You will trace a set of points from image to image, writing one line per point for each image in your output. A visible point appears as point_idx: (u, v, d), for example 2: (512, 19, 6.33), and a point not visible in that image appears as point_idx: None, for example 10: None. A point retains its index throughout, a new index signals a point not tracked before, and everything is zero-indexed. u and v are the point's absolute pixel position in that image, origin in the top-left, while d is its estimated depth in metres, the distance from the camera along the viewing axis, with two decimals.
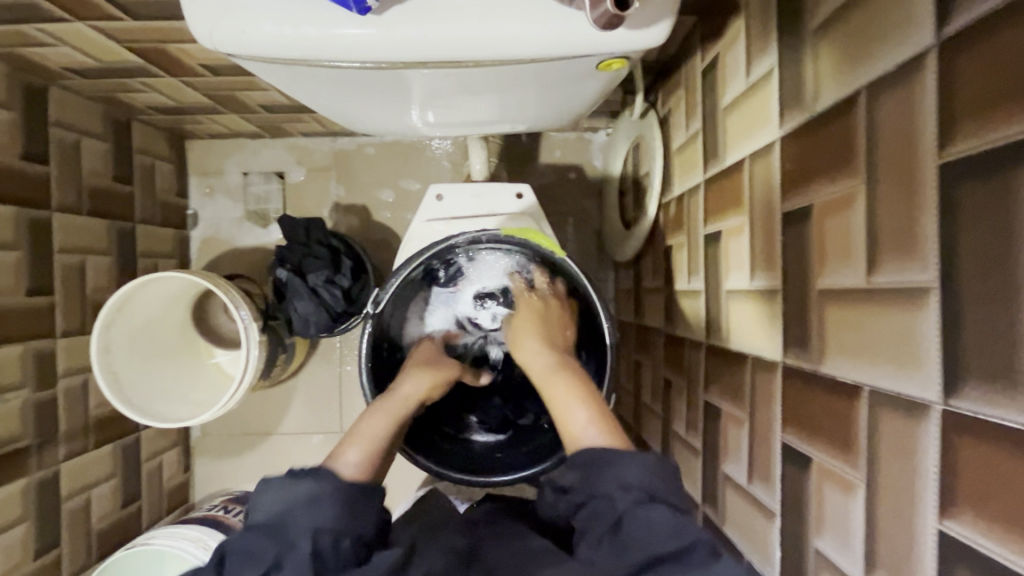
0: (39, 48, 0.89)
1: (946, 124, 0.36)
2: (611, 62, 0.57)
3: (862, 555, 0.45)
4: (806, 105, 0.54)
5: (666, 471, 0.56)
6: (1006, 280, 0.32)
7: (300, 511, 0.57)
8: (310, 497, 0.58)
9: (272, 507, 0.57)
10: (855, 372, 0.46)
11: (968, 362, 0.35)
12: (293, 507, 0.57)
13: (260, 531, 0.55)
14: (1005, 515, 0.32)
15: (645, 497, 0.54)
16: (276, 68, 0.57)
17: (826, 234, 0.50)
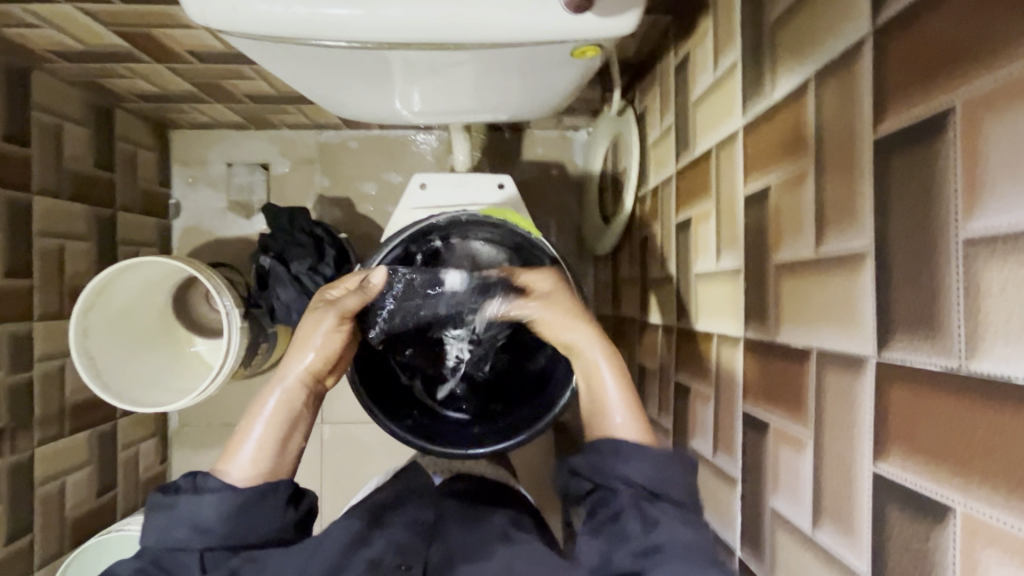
0: (23, 29, 0.90)
1: (881, 102, 0.40)
2: (585, 50, 0.60)
3: (810, 507, 0.48)
4: (765, 93, 0.58)
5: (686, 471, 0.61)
6: (929, 235, 0.36)
7: (182, 533, 0.57)
8: (190, 518, 0.57)
9: (157, 530, 0.57)
10: (806, 337, 0.49)
11: (897, 316, 0.38)
12: (174, 528, 0.57)
13: (148, 558, 0.57)
14: (925, 451, 0.35)
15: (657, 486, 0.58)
16: (264, 46, 0.59)
17: (782, 212, 0.54)
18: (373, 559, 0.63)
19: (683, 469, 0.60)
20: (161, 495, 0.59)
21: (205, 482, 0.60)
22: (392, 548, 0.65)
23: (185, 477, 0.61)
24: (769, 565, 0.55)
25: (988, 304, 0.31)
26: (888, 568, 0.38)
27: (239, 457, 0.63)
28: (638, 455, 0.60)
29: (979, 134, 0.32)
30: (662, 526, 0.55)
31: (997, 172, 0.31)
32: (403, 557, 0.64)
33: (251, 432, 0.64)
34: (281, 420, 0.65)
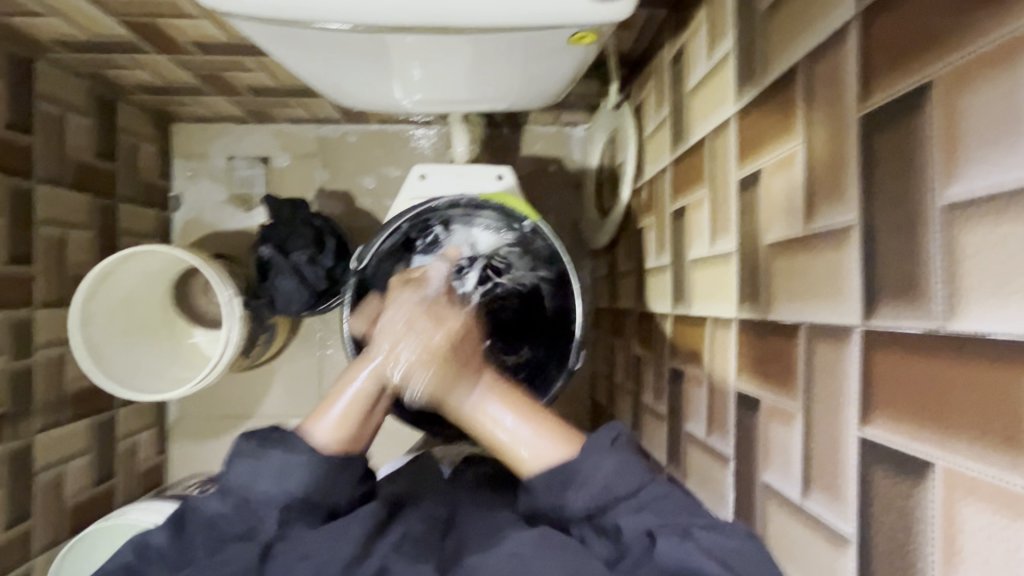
0: (28, 18, 0.91)
1: (865, 82, 0.42)
2: (583, 35, 0.62)
3: (800, 477, 0.49)
4: (757, 79, 0.59)
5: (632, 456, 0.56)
6: (910, 205, 0.37)
7: (266, 483, 0.56)
8: (277, 471, 0.56)
9: (243, 473, 0.56)
10: (796, 313, 0.51)
11: (881, 285, 0.40)
12: (260, 476, 0.56)
13: (228, 499, 0.56)
14: (907, 411, 0.37)
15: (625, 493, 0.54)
16: (269, 29, 0.61)
17: (773, 192, 0.55)
18: (395, 543, 0.55)
19: (636, 459, 0.56)
20: (251, 442, 0.58)
21: (295, 441, 0.59)
22: (409, 535, 0.57)
23: (277, 431, 0.60)
24: (761, 538, 0.56)
25: (967, 266, 0.33)
26: (875, 529, 0.39)
27: (328, 417, 0.62)
28: (593, 466, 0.54)
29: (956, 106, 0.34)
30: (624, 529, 0.52)
31: (974, 139, 0.32)
32: (422, 546, 0.56)
33: (341, 397, 0.63)
34: (371, 395, 0.64)
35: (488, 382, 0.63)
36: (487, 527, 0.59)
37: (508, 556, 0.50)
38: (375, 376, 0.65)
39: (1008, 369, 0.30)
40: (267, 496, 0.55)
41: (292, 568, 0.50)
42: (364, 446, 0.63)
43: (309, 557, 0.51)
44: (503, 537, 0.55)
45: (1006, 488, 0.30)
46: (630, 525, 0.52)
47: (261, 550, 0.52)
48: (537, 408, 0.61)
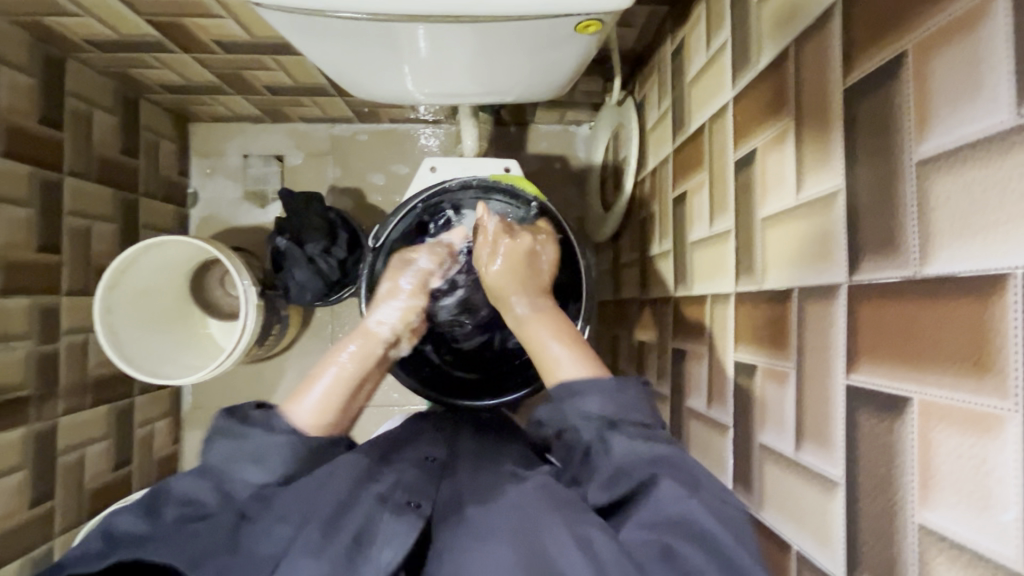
0: (63, 17, 0.96)
1: (848, 57, 0.45)
2: (588, 24, 0.66)
3: (793, 432, 0.52)
4: (752, 64, 0.63)
5: (627, 393, 0.59)
6: (888, 165, 0.41)
7: (244, 465, 0.57)
8: (255, 451, 0.57)
9: (223, 454, 0.57)
10: (788, 278, 0.54)
11: (863, 242, 0.43)
12: (238, 458, 0.57)
13: (206, 476, 0.56)
14: (887, 355, 0.40)
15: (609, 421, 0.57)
16: (295, 19, 0.65)
17: (766, 168, 0.59)
18: (382, 494, 0.56)
19: (627, 392, 0.59)
20: (228, 422, 0.59)
21: (279, 420, 0.60)
22: (399, 485, 0.58)
23: (257, 409, 0.62)
24: (758, 497, 0.59)
25: (939, 214, 0.36)
26: (860, 468, 0.42)
27: (306, 401, 0.65)
28: (583, 395, 0.59)
29: (926, 70, 0.37)
30: (618, 452, 0.54)
31: (943, 98, 0.36)
32: (411, 494, 0.57)
33: (321, 380, 0.68)
34: (351, 373, 0.70)
35: (539, 313, 0.74)
36: (490, 478, 0.61)
37: (507, 516, 0.53)
38: (360, 359, 0.73)
39: (977, 302, 0.33)
40: (247, 476, 0.57)
41: (269, 530, 0.54)
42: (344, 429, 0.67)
43: (288, 518, 0.55)
44: (503, 491, 0.57)
45: (976, 410, 0.33)
46: (622, 451, 0.54)
47: (236, 518, 0.55)
48: (581, 343, 0.69)
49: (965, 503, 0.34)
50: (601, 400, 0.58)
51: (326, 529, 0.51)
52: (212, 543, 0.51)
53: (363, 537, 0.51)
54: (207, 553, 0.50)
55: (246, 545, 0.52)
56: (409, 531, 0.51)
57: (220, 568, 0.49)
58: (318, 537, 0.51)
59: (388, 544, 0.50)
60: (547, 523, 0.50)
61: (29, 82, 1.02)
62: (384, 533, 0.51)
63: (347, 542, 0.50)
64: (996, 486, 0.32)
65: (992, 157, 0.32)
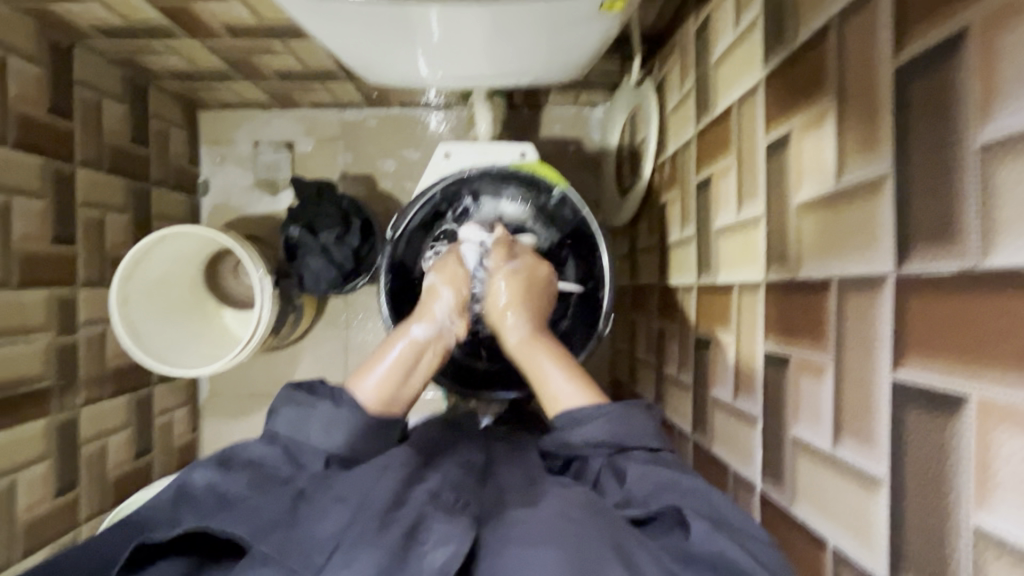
0: (69, 4, 0.94)
1: (900, 34, 0.43)
2: (613, 2, 0.63)
3: (830, 427, 0.51)
4: (787, 41, 0.60)
5: (629, 412, 0.62)
6: (945, 149, 0.38)
7: (309, 430, 0.61)
8: (323, 421, 0.62)
9: (290, 421, 0.62)
10: (826, 268, 0.52)
11: (914, 233, 0.41)
12: (307, 423, 0.61)
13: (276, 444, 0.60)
14: (941, 350, 0.38)
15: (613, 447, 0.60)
16: (308, 2, 0.63)
17: (803, 152, 0.56)
18: (432, 492, 0.53)
19: (641, 418, 0.62)
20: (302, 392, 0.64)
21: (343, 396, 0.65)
22: (447, 485, 0.56)
23: (324, 384, 0.66)
24: (790, 492, 0.57)
25: (1003, 203, 0.34)
26: (907, 467, 0.41)
27: (370, 379, 0.70)
28: (585, 422, 0.62)
29: (994, 46, 0.34)
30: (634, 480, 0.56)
31: (1012, 78, 0.33)
32: (460, 496, 0.55)
33: (383, 361, 0.71)
34: (412, 356, 0.73)
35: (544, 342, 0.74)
36: (526, 481, 0.60)
37: (557, 514, 0.49)
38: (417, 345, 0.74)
39: None
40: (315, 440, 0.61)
41: (325, 515, 0.49)
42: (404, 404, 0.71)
43: (344, 502, 0.51)
44: (543, 494, 0.54)
45: None
46: (634, 471, 0.56)
47: (296, 497, 0.52)
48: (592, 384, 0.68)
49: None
50: (612, 420, 0.61)
51: (382, 519, 0.48)
52: (274, 518, 0.49)
53: (416, 532, 0.47)
54: (274, 522, 0.49)
55: (304, 524, 0.49)
56: (463, 528, 0.48)
57: (281, 542, 0.47)
58: (375, 528, 0.47)
59: (444, 543, 0.47)
60: (607, 528, 0.48)
61: (37, 72, 1.00)
62: (437, 533, 0.48)
63: (402, 535, 0.46)
64: None
65: None
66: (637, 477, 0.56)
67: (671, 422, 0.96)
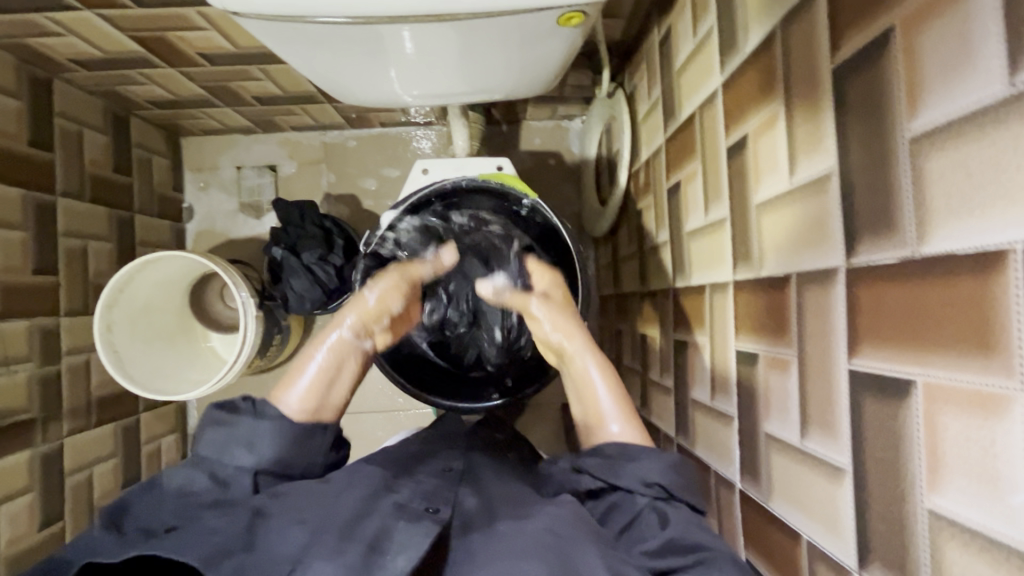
0: (46, 38, 0.96)
1: (835, 36, 0.44)
2: (570, 17, 0.65)
3: (798, 421, 0.51)
4: (739, 48, 0.62)
5: (687, 469, 0.58)
6: (881, 144, 0.40)
7: (234, 451, 0.61)
8: (246, 437, 0.62)
9: (215, 443, 0.62)
10: (785, 265, 0.53)
11: (860, 225, 0.42)
12: (230, 444, 0.62)
13: (201, 468, 0.61)
14: (890, 337, 0.39)
15: (664, 493, 0.56)
16: (274, 28, 0.65)
17: (758, 152, 0.58)
18: (399, 503, 0.56)
19: (682, 475, 0.57)
20: (223, 414, 0.63)
21: (264, 407, 0.65)
22: (417, 494, 0.58)
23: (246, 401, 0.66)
24: (766, 488, 0.58)
25: (934, 189, 0.35)
26: (869, 456, 0.41)
27: (295, 390, 0.68)
28: (643, 457, 0.58)
29: (916, 44, 0.36)
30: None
31: (932, 72, 0.35)
32: (429, 501, 0.56)
33: (307, 369, 0.69)
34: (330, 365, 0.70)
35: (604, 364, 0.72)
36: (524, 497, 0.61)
37: (544, 530, 0.53)
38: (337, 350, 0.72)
39: (976, 278, 0.32)
40: (237, 460, 0.61)
41: (285, 532, 0.54)
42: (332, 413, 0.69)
43: (304, 522, 0.55)
44: (534, 511, 0.57)
45: (984, 391, 0.31)
46: (677, 524, 0.53)
47: (251, 517, 0.55)
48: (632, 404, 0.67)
49: (974, 486, 0.32)
50: (671, 476, 0.56)
51: (340, 536, 0.51)
52: (229, 539, 0.51)
53: (378, 545, 0.50)
54: (227, 549, 0.50)
55: (262, 545, 0.53)
56: (422, 535, 0.51)
57: (238, 567, 0.49)
58: (331, 545, 0.50)
59: (402, 551, 0.50)
60: (578, 542, 0.51)
61: (16, 105, 1.02)
62: (399, 540, 0.51)
63: (362, 550, 0.49)
64: (1006, 468, 0.30)
65: (985, 128, 0.31)
66: (677, 532, 0.53)
67: (656, 426, 0.96)
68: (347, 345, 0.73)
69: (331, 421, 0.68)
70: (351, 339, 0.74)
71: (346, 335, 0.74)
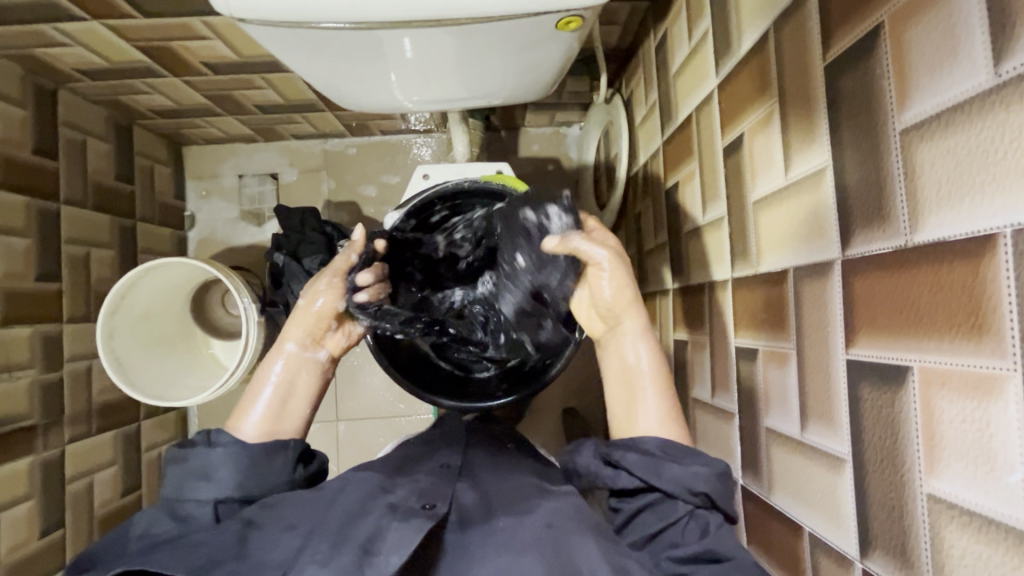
0: (52, 48, 0.97)
1: (827, 34, 0.46)
2: (569, 21, 0.67)
3: (798, 413, 0.52)
4: (734, 50, 0.63)
5: (729, 475, 0.56)
6: (873, 137, 0.41)
7: (194, 485, 0.59)
8: (201, 468, 0.60)
9: (174, 481, 0.60)
10: (783, 260, 0.54)
11: (854, 218, 0.43)
12: (188, 478, 0.60)
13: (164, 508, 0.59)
14: (885, 325, 0.40)
15: (705, 501, 0.55)
16: (278, 34, 0.66)
17: (755, 150, 0.59)
18: (392, 504, 0.55)
19: (727, 484, 0.55)
20: (177, 450, 0.61)
21: (219, 436, 0.62)
22: (415, 493, 0.57)
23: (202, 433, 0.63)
24: (768, 483, 0.58)
25: (924, 179, 0.36)
26: (867, 444, 0.42)
27: (250, 418, 0.67)
28: (686, 461, 0.56)
29: (904, 40, 0.37)
30: None
31: (920, 64, 0.36)
32: (426, 499, 0.56)
33: (259, 397, 0.68)
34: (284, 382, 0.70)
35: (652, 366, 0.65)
36: (520, 491, 0.61)
37: (543, 525, 0.54)
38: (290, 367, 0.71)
39: (968, 264, 0.33)
40: (198, 495, 0.59)
41: (277, 541, 0.53)
42: (297, 430, 0.69)
43: (296, 528, 0.55)
44: (534, 506, 0.57)
45: (977, 374, 0.32)
46: (721, 535, 0.52)
47: (242, 528, 0.54)
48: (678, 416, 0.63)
49: (970, 469, 0.33)
50: (716, 485, 0.55)
51: (335, 541, 0.51)
52: (217, 552, 0.51)
53: (372, 545, 0.50)
54: (215, 561, 0.50)
55: (253, 553, 0.52)
56: (413, 532, 0.51)
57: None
58: (326, 549, 0.51)
59: (395, 550, 0.50)
60: (576, 536, 0.52)
61: (21, 113, 1.03)
62: (392, 540, 0.50)
63: (357, 552, 0.50)
64: (1000, 449, 0.31)
65: (972, 118, 0.32)
66: (719, 542, 0.52)
67: None
68: (294, 361, 0.72)
69: (293, 436, 0.68)
70: (297, 352, 0.73)
71: (291, 351, 0.72)
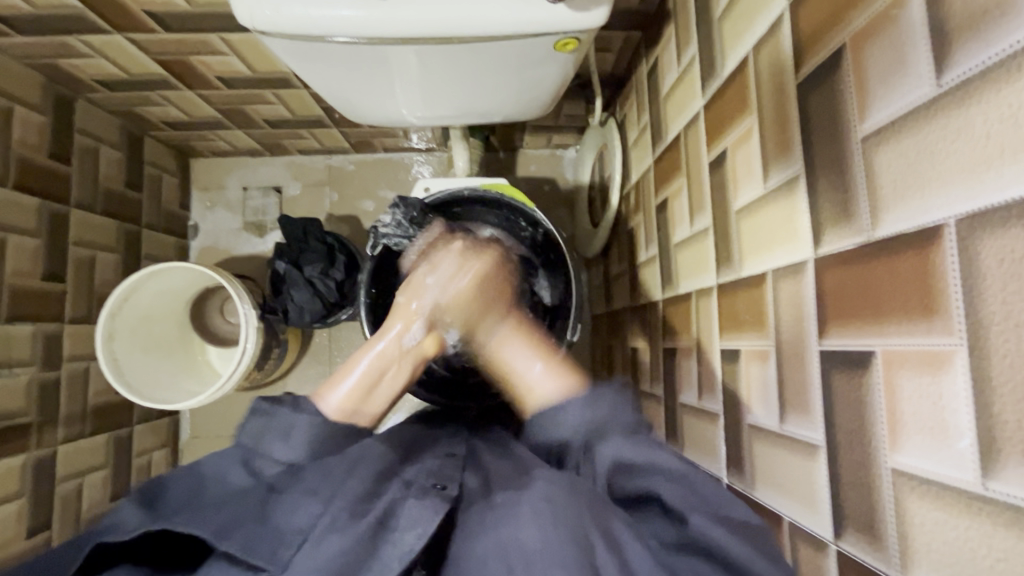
0: (75, 59, 1.02)
1: (798, 56, 0.51)
2: (566, 43, 0.72)
3: (777, 406, 0.54)
4: (718, 72, 0.68)
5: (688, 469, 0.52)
6: (838, 146, 0.45)
7: (273, 442, 0.57)
8: (283, 428, 0.58)
9: (252, 432, 0.58)
10: (762, 264, 0.58)
11: (823, 221, 0.47)
12: (266, 434, 0.57)
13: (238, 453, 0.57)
14: (853, 315, 0.43)
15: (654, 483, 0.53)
16: (295, 47, 0.71)
17: (736, 162, 0.63)
18: (406, 481, 0.56)
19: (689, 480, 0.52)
20: (265, 403, 0.59)
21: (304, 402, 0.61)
22: (424, 472, 0.58)
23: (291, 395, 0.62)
24: (750, 478, 0.60)
25: (881, 180, 0.40)
26: (839, 426, 0.45)
27: (339, 391, 0.67)
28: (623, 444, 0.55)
29: (863, 59, 0.42)
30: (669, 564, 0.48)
31: (876, 81, 0.40)
32: (437, 479, 0.57)
33: (352, 370, 0.69)
34: (379, 364, 0.71)
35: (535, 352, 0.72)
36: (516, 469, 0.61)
37: (543, 500, 0.52)
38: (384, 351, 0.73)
39: (920, 251, 0.36)
40: (273, 453, 0.57)
41: (301, 506, 0.52)
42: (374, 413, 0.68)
43: (315, 495, 0.53)
44: (532, 480, 0.56)
45: (931, 350, 0.35)
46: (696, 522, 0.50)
47: (265, 493, 0.53)
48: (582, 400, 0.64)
49: (927, 441, 0.36)
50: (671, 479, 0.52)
51: (352, 511, 0.50)
52: (240, 516, 0.50)
53: (388, 520, 0.50)
54: (233, 524, 0.49)
55: (274, 519, 0.50)
56: (431, 513, 0.51)
57: (247, 540, 0.48)
58: (343, 520, 0.49)
59: (411, 529, 0.49)
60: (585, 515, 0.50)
61: (40, 119, 1.07)
62: (408, 517, 0.50)
63: (373, 525, 0.49)
64: (953, 418, 0.34)
65: (920, 125, 0.37)
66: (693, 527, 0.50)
67: None
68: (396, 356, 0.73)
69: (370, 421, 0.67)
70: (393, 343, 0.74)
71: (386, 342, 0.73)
